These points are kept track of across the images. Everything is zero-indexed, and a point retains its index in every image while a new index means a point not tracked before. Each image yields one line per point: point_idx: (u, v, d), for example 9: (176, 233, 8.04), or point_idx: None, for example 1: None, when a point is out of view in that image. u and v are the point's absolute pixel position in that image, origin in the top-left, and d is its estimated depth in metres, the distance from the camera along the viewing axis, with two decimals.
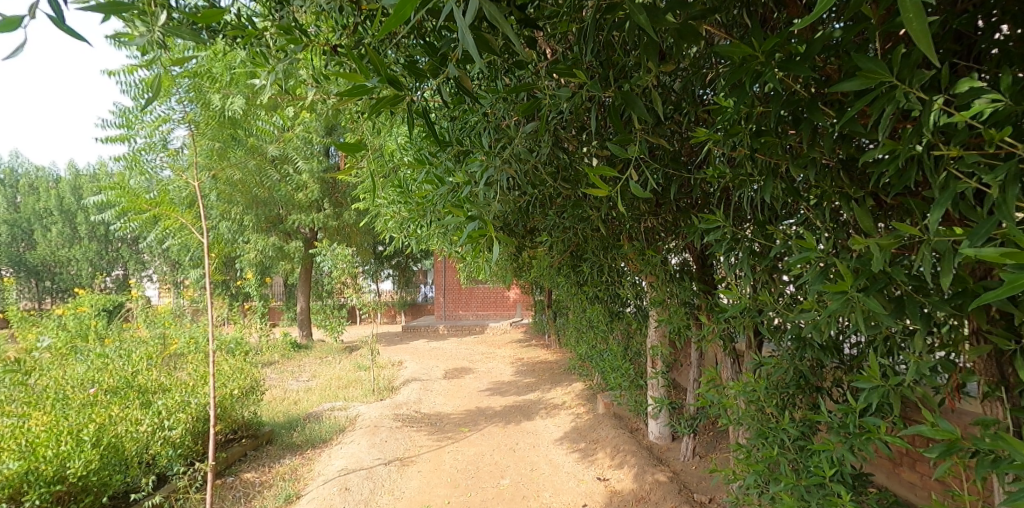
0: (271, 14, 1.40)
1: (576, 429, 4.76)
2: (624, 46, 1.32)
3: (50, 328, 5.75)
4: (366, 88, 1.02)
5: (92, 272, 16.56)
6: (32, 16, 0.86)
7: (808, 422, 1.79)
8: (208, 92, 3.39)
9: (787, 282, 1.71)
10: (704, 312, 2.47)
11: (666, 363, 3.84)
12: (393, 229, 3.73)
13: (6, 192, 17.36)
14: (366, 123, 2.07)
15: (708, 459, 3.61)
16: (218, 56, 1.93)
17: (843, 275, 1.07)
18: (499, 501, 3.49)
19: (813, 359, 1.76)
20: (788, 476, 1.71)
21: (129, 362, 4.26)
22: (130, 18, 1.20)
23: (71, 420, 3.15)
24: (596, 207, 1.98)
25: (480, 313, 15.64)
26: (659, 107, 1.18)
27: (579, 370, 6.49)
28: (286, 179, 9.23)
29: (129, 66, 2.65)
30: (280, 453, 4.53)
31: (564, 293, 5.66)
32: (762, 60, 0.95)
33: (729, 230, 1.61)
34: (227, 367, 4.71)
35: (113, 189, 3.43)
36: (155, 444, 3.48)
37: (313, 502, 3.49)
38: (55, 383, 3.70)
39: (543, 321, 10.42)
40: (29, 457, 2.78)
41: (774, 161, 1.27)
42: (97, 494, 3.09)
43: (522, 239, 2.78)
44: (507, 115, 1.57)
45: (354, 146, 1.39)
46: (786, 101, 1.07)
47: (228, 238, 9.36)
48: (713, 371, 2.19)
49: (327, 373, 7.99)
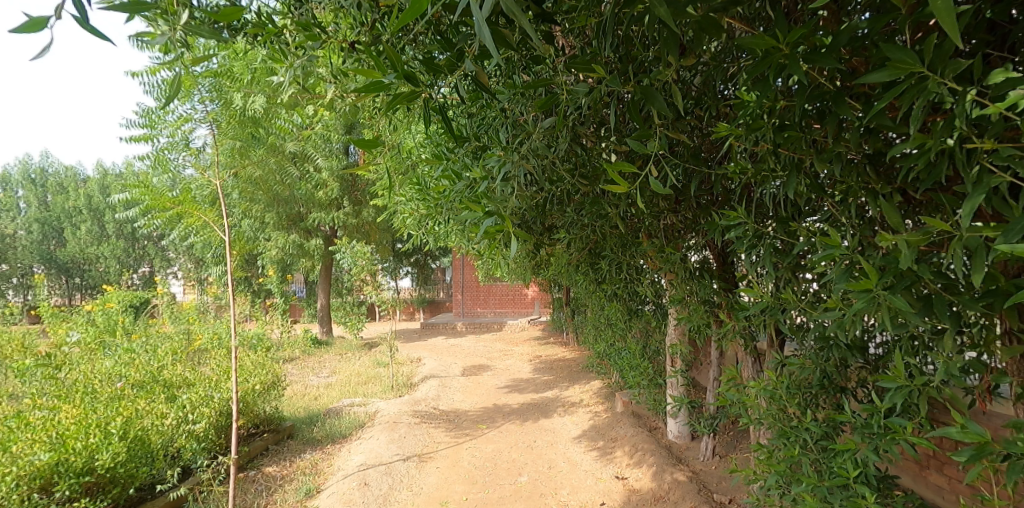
0: (291, 10, 1.42)
1: (594, 426, 4.73)
2: (645, 40, 1.30)
3: (80, 324, 5.90)
4: (383, 85, 1.02)
5: (119, 269, 17.01)
6: (58, 16, 0.89)
7: (831, 422, 1.75)
8: (229, 91, 3.44)
9: (810, 279, 1.68)
10: (724, 310, 2.44)
11: (685, 363, 3.83)
12: (412, 226, 3.75)
13: (36, 190, 17.96)
14: (385, 120, 2.09)
15: (728, 460, 3.57)
16: (239, 55, 1.95)
17: (869, 274, 1.04)
18: (517, 498, 3.49)
19: (837, 359, 1.74)
20: (809, 477, 1.68)
21: (155, 357, 4.37)
22: (152, 17, 1.22)
23: (99, 413, 3.24)
24: (615, 204, 1.96)
25: (498, 311, 15.59)
26: (679, 102, 1.15)
27: (599, 368, 6.45)
28: (306, 177, 9.32)
29: (151, 66, 2.70)
30: (300, 448, 4.59)
31: (581, 290, 5.66)
32: (787, 51, 0.92)
33: (752, 227, 1.58)
34: (249, 363, 4.80)
35: (137, 187, 3.49)
36: (180, 437, 3.54)
37: (333, 497, 3.52)
38: (84, 377, 3.80)
39: (562, 318, 10.39)
40: (60, 448, 2.86)
41: (798, 156, 1.25)
42: (124, 485, 3.17)
43: (540, 236, 2.77)
44: (525, 111, 1.54)
45: (372, 142, 1.39)
46: (811, 95, 1.05)
47: (250, 236, 9.52)
48: (733, 369, 2.16)
49: (347, 369, 8.08)
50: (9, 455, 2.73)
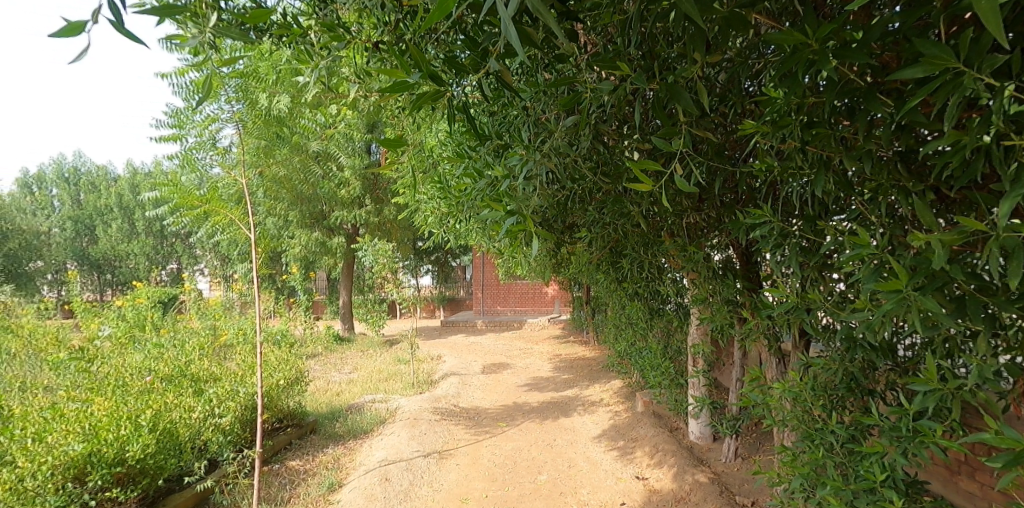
0: (316, 11, 1.44)
1: (615, 426, 4.71)
2: (669, 36, 1.29)
3: (111, 319, 6.06)
4: (408, 84, 1.03)
5: (148, 266, 17.44)
6: (95, 20, 0.92)
7: (858, 426, 1.72)
8: (254, 91, 3.50)
9: (837, 279, 1.65)
10: (748, 310, 2.41)
11: (707, 363, 3.79)
12: (433, 225, 3.77)
13: (69, 190, 18.50)
14: (407, 119, 2.11)
15: (751, 462, 3.52)
16: (265, 56, 1.99)
17: (899, 273, 1.02)
18: (537, 496, 3.48)
19: (863, 360, 1.70)
20: (835, 480, 1.65)
21: (183, 352, 4.48)
22: (182, 21, 1.25)
23: (130, 406, 3.33)
24: (638, 203, 1.95)
25: (518, 309, 15.60)
26: (704, 99, 1.14)
27: (620, 367, 6.40)
28: (329, 175, 9.45)
29: (180, 68, 2.76)
30: (323, 443, 4.65)
31: (602, 289, 5.63)
32: (816, 47, 0.91)
33: (777, 226, 1.56)
34: (274, 358, 4.88)
35: (167, 186, 3.58)
36: (207, 431, 3.62)
37: (355, 492, 3.56)
38: (115, 371, 3.90)
39: (582, 317, 10.35)
40: (93, 439, 2.94)
41: (826, 154, 1.23)
42: (153, 476, 3.24)
43: (561, 234, 2.77)
44: (547, 109, 1.54)
45: (396, 141, 1.40)
46: (841, 91, 1.03)
47: (274, 233, 9.68)
48: (757, 370, 2.13)
49: (369, 366, 8.17)
50: (46, 445, 2.82)
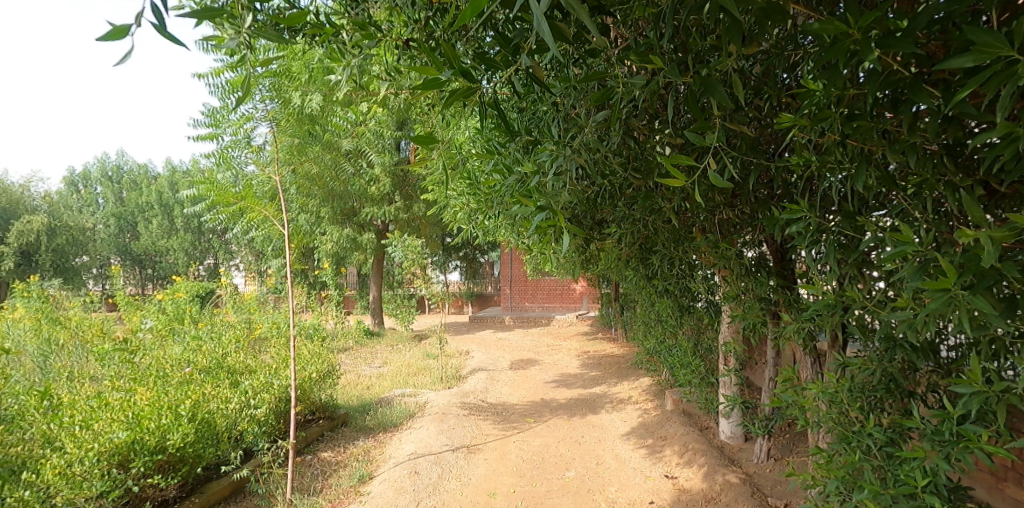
0: (348, 10, 1.47)
1: (643, 424, 4.67)
2: (703, 28, 1.26)
3: (152, 312, 6.27)
4: (440, 81, 1.04)
5: (186, 261, 17.97)
6: (139, 24, 0.96)
7: (897, 428, 1.67)
8: (288, 90, 3.58)
9: (877, 277, 1.60)
10: (782, 308, 2.36)
11: (739, 361, 3.73)
12: (461, 220, 3.80)
13: (113, 188, 19.25)
14: (436, 116, 2.12)
15: (784, 463, 3.45)
16: (298, 55, 2.03)
17: (945, 271, 0.98)
18: (564, 493, 3.48)
19: (904, 361, 1.65)
20: (872, 484, 1.60)
21: (220, 344, 4.62)
22: (219, 22, 1.29)
23: (170, 396, 3.46)
24: (669, 198, 1.93)
25: (546, 305, 15.57)
26: (739, 92, 1.11)
27: (648, 365, 6.35)
28: (360, 172, 9.62)
29: (217, 68, 2.84)
30: (354, 435, 4.74)
31: (632, 286, 5.59)
32: (858, 37, 0.88)
33: (814, 221, 1.51)
34: (306, 352, 5.00)
35: (204, 184, 3.69)
36: (243, 421, 3.73)
37: (385, 484, 3.62)
38: (157, 361, 4.05)
39: (611, 314, 10.28)
40: (135, 428, 3.06)
41: (868, 147, 1.19)
42: (192, 464, 3.35)
43: (590, 231, 2.75)
44: (577, 105, 1.53)
45: (427, 137, 1.41)
46: (884, 82, 0.99)
47: (306, 229, 9.87)
48: (791, 370, 2.08)
49: (398, 360, 8.28)
50: (92, 432, 2.95)
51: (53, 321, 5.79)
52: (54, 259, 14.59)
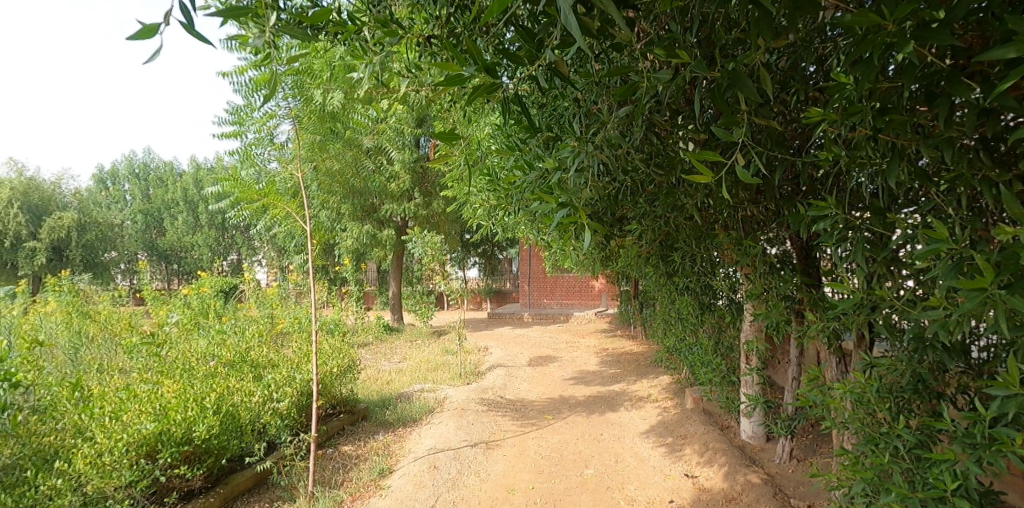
0: (368, 8, 1.47)
1: (663, 422, 4.63)
2: (729, 22, 1.24)
3: (178, 306, 6.40)
4: (463, 77, 1.04)
5: (210, 257, 18.32)
6: (167, 22, 0.98)
7: (926, 430, 1.63)
8: (310, 88, 3.62)
9: (906, 276, 1.56)
10: (807, 306, 2.31)
11: (761, 361, 3.68)
12: (481, 217, 3.80)
13: (139, 185, 19.71)
14: (457, 112, 2.12)
15: (808, 464, 3.39)
16: (320, 53, 2.04)
17: (982, 270, 0.95)
18: (583, 490, 3.47)
19: (933, 361, 1.61)
20: (900, 487, 1.56)
21: (244, 339, 4.70)
22: (244, 21, 1.31)
23: (196, 389, 3.53)
24: (691, 195, 1.91)
25: (565, 303, 15.52)
26: (767, 86, 1.09)
27: (668, 364, 6.30)
28: (380, 169, 9.70)
29: (241, 67, 2.88)
30: (374, 429, 4.79)
31: (652, 283, 5.54)
32: (893, 29, 0.85)
33: (842, 218, 1.48)
34: (327, 347, 5.06)
35: (228, 181, 3.74)
36: (266, 414, 3.80)
37: (405, 478, 3.65)
38: (182, 355, 4.14)
39: (630, 311, 10.21)
40: (163, 419, 3.13)
41: (900, 142, 1.16)
42: (217, 455, 3.42)
43: (611, 227, 2.73)
44: (600, 101, 1.51)
45: (449, 134, 1.41)
46: (920, 75, 0.96)
47: (327, 226, 9.98)
48: (816, 370, 2.04)
49: (417, 356, 8.34)
50: (121, 423, 3.02)
51: (83, 315, 5.95)
52: (83, 254, 14.94)
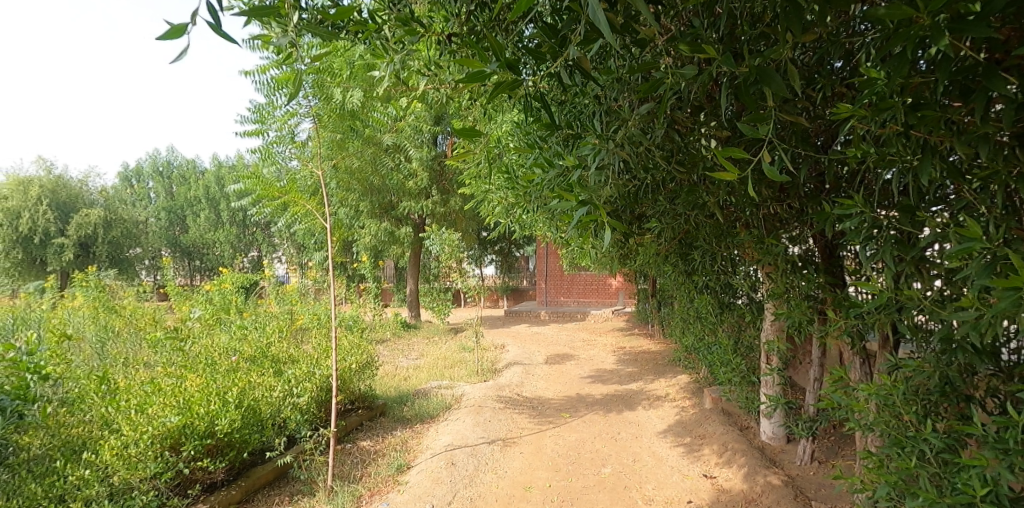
0: (389, 6, 1.46)
1: (681, 422, 4.60)
2: (754, 17, 1.22)
3: (201, 302, 6.52)
4: (485, 74, 1.04)
5: (232, 253, 18.61)
6: (194, 23, 1.00)
7: (955, 433, 1.59)
8: (330, 87, 3.65)
9: (936, 276, 1.52)
10: (830, 306, 2.27)
11: (782, 361, 3.63)
12: (499, 215, 3.81)
13: (164, 183, 20.10)
14: (477, 110, 2.12)
15: (830, 466, 3.34)
16: (341, 52, 2.06)
17: (1018, 270, 0.91)
18: (600, 489, 3.46)
19: (963, 364, 1.56)
20: (927, 492, 1.53)
21: (264, 334, 4.77)
22: (267, 20, 1.32)
23: (218, 383, 3.59)
24: (714, 193, 1.88)
25: (582, 300, 15.47)
26: (795, 82, 1.07)
27: (686, 363, 6.25)
28: (398, 167, 9.76)
29: (263, 66, 2.92)
30: (392, 425, 4.83)
31: (670, 281, 5.50)
32: (928, 22, 0.83)
33: (870, 216, 1.45)
34: (346, 343, 5.11)
35: (250, 179, 3.80)
36: (286, 409, 3.85)
37: (422, 474, 3.68)
38: (205, 350, 4.21)
39: (648, 309, 10.15)
40: (186, 413, 3.18)
41: (933, 138, 1.13)
42: (239, 449, 3.48)
43: (630, 225, 2.71)
44: (621, 98, 1.50)
45: (470, 131, 1.41)
46: (955, 70, 0.94)
47: (346, 223, 10.08)
48: (840, 371, 2.00)
49: (435, 352, 8.38)
50: (146, 416, 3.07)
51: (109, 309, 6.09)
52: (109, 250, 15.29)
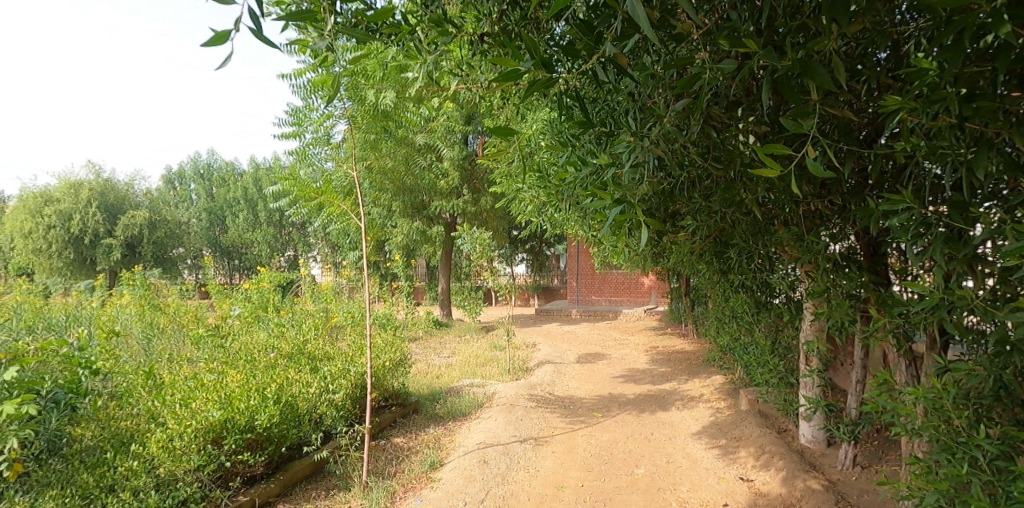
0: (422, 7, 1.47)
1: (716, 423, 4.52)
2: (796, 8, 1.19)
3: (240, 300, 6.71)
4: (520, 73, 1.04)
5: (269, 253, 19.11)
6: (237, 28, 1.03)
7: (1010, 440, 1.52)
8: (364, 88, 3.71)
9: (989, 274, 1.44)
10: (875, 306, 2.19)
11: (823, 362, 3.52)
12: (531, 213, 3.81)
13: (205, 185, 20.77)
14: (508, 110, 2.12)
15: (873, 471, 3.23)
16: (375, 54, 2.09)
17: None
18: (633, 490, 3.43)
19: (1019, 367, 1.48)
20: (980, 500, 1.46)
21: (301, 331, 4.88)
22: (304, 24, 1.35)
23: (258, 379, 3.69)
24: (752, 190, 1.84)
25: (613, 299, 15.34)
26: (841, 73, 1.04)
27: (722, 363, 6.13)
28: (430, 166, 9.85)
29: (300, 70, 2.99)
30: (425, 422, 4.88)
31: (705, 280, 5.40)
32: (985, 10, 0.80)
33: (918, 212, 1.39)
34: (380, 340, 5.19)
35: (288, 180, 3.89)
36: (322, 405, 3.94)
37: (455, 471, 3.71)
38: (245, 347, 4.34)
39: (681, 309, 9.99)
40: (227, 408, 3.29)
41: (989, 130, 1.08)
42: (277, 443, 3.58)
43: (664, 224, 2.68)
44: (656, 94, 1.48)
45: (503, 130, 1.41)
46: (1014, 58, 0.90)
47: (379, 222, 10.23)
48: (885, 372, 1.93)
49: (466, 351, 8.44)
50: (190, 410, 3.18)
51: (155, 308, 6.33)
52: (154, 250, 15.87)
